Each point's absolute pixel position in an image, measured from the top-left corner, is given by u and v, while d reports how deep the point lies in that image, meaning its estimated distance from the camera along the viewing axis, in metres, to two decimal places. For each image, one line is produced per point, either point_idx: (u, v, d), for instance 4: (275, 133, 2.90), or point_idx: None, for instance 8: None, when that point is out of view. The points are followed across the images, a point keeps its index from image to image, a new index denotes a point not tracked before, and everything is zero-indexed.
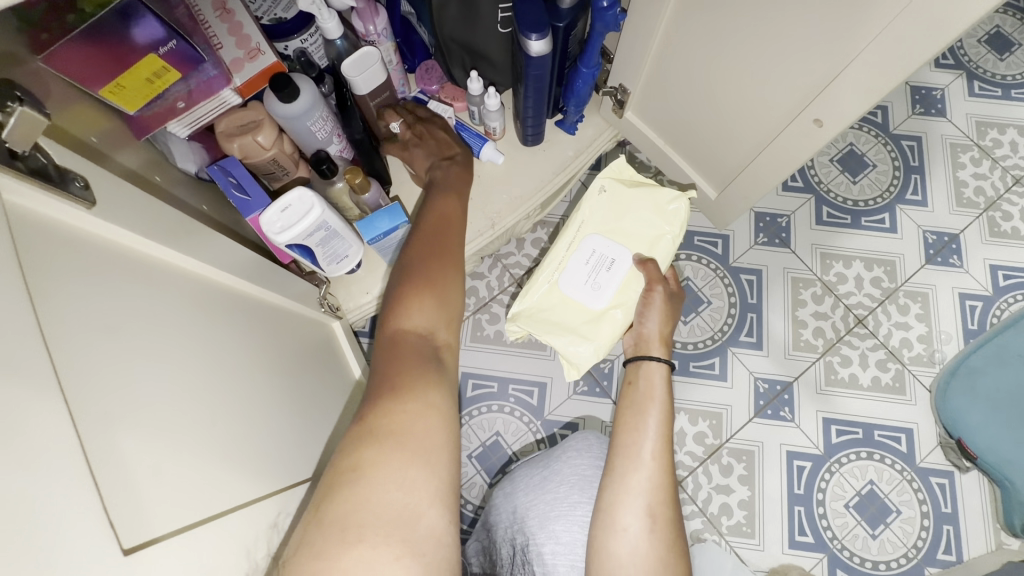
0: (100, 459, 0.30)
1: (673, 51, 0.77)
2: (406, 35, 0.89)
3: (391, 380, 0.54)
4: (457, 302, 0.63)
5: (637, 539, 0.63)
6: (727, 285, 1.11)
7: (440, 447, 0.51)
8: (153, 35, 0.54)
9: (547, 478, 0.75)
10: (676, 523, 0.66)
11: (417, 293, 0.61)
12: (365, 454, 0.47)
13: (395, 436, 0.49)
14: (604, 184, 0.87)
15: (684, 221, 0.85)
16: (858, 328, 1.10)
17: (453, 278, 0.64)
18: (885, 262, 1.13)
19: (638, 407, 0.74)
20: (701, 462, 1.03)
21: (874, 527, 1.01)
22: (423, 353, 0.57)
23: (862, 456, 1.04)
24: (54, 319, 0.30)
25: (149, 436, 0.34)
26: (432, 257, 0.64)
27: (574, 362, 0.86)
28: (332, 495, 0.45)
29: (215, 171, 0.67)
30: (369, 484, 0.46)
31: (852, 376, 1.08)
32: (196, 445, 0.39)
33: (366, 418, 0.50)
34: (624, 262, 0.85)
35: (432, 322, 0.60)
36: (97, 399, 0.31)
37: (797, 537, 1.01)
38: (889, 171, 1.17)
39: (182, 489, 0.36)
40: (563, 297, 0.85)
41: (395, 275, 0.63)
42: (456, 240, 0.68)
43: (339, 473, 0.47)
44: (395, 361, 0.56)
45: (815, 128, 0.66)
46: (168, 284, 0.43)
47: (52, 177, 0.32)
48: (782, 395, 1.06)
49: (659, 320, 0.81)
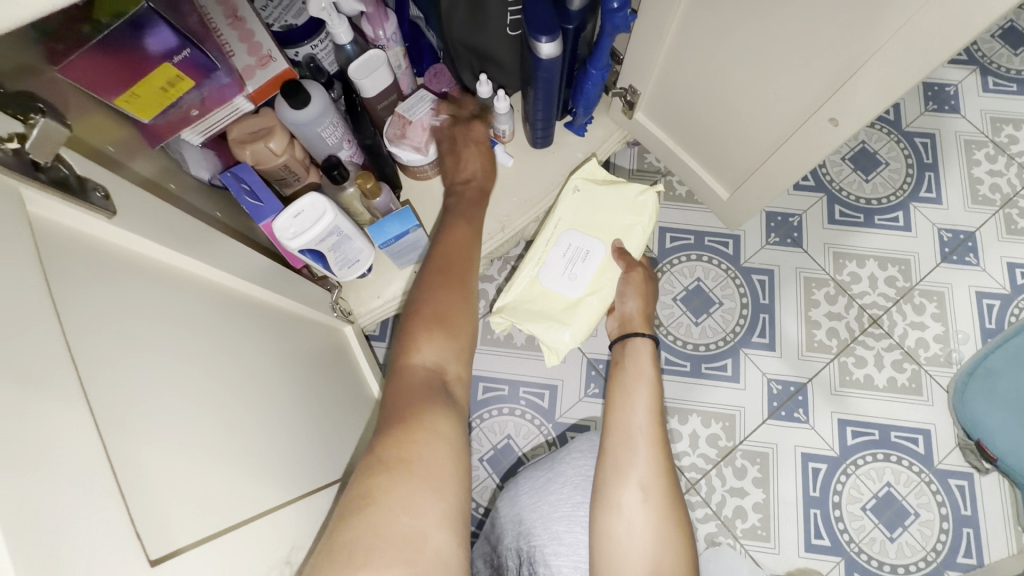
0: (122, 466, 0.30)
1: (685, 51, 0.76)
2: (415, 39, 0.90)
3: (402, 412, 0.54)
4: (468, 335, 0.64)
5: (631, 514, 0.63)
6: (738, 285, 1.10)
7: (446, 475, 0.50)
8: (165, 44, 0.54)
9: (551, 480, 0.74)
10: (673, 499, 0.66)
11: (428, 325, 0.61)
12: (376, 482, 0.47)
13: (403, 464, 0.49)
14: (578, 184, 0.87)
15: (654, 213, 0.85)
16: (873, 328, 1.09)
17: (465, 313, 0.65)
18: (900, 261, 1.11)
19: (626, 387, 0.73)
20: (715, 465, 1.02)
21: (892, 530, 1.00)
22: (431, 385, 0.57)
23: (878, 458, 1.02)
24: (73, 327, 0.30)
25: (168, 443, 0.34)
26: (441, 285, 0.65)
27: (553, 348, 0.84)
28: (341, 523, 0.45)
29: (227, 177, 0.67)
30: (378, 512, 0.45)
31: (867, 377, 1.06)
32: (214, 452, 0.39)
33: (377, 448, 0.50)
34: (596, 252, 0.84)
35: (444, 356, 0.60)
36: (118, 408, 0.31)
37: (813, 540, 0.99)
38: (902, 169, 1.16)
39: (203, 494, 0.36)
40: (542, 291, 0.85)
41: (405, 310, 0.64)
42: (468, 270, 0.68)
43: (347, 503, 0.46)
44: (407, 393, 0.56)
45: (830, 127, 0.66)
46: (183, 290, 0.43)
47: (73, 187, 0.32)
48: (796, 397, 1.05)
49: (634, 307, 0.82)
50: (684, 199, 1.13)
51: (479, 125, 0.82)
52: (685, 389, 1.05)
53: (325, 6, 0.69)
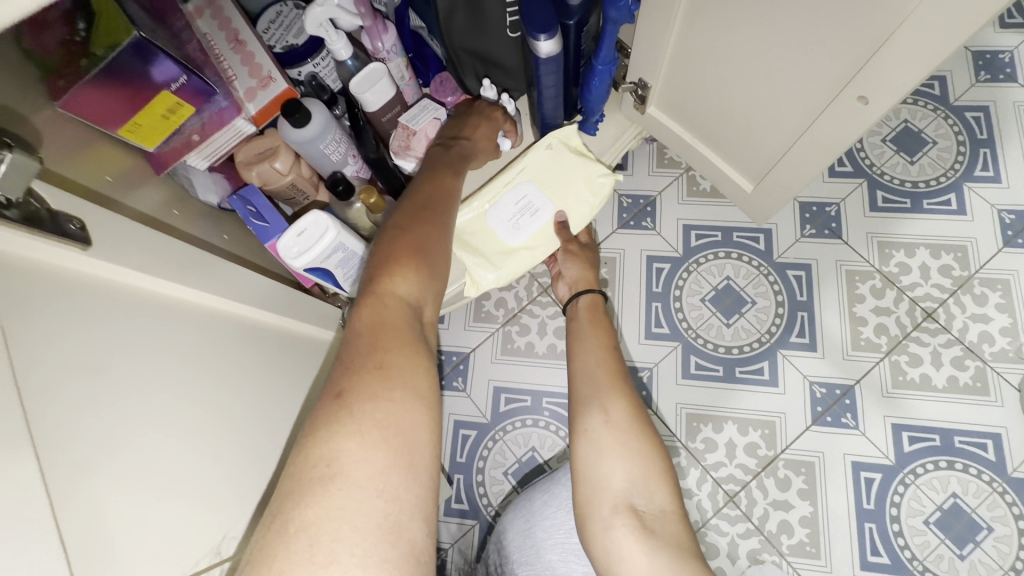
0: (67, 514, 0.29)
1: (694, 38, 0.72)
2: (418, 49, 0.88)
3: (377, 354, 0.48)
4: (444, 273, 0.60)
5: (598, 435, 0.63)
6: (772, 282, 1.03)
7: (421, 449, 0.45)
8: (169, 74, 0.55)
9: (545, 504, 0.72)
10: (640, 419, 0.64)
11: (406, 259, 0.56)
12: (343, 445, 0.42)
13: (381, 427, 0.44)
14: (553, 143, 0.81)
15: (605, 198, 0.81)
16: (927, 322, 0.99)
17: (442, 252, 0.60)
18: (955, 248, 1.01)
19: (580, 333, 0.74)
20: (755, 476, 0.95)
21: (961, 547, 0.90)
22: (409, 323, 0.52)
23: (941, 466, 0.93)
24: (30, 370, 0.30)
25: (126, 488, 0.34)
26: (423, 223, 0.60)
27: (473, 279, 0.80)
28: (302, 491, 0.40)
29: (235, 201, 0.68)
30: (339, 489, 0.40)
31: (923, 377, 0.97)
32: (171, 484, 0.38)
33: (346, 395, 0.45)
34: (545, 216, 0.81)
35: (421, 294, 0.56)
36: (73, 447, 0.31)
37: (869, 558, 0.91)
38: (952, 147, 1.06)
39: (163, 532, 0.36)
40: (482, 225, 0.80)
41: (381, 239, 0.59)
42: (444, 210, 0.63)
43: (310, 464, 0.41)
44: (382, 330, 0.50)
45: (860, 106, 0.60)
46: (170, 318, 0.43)
47: (43, 220, 0.33)
48: (843, 400, 0.97)
49: (577, 272, 0.82)
50: (708, 194, 1.07)
51: (501, 111, 0.79)
52: (718, 395, 0.99)
53: (322, 22, 0.69)
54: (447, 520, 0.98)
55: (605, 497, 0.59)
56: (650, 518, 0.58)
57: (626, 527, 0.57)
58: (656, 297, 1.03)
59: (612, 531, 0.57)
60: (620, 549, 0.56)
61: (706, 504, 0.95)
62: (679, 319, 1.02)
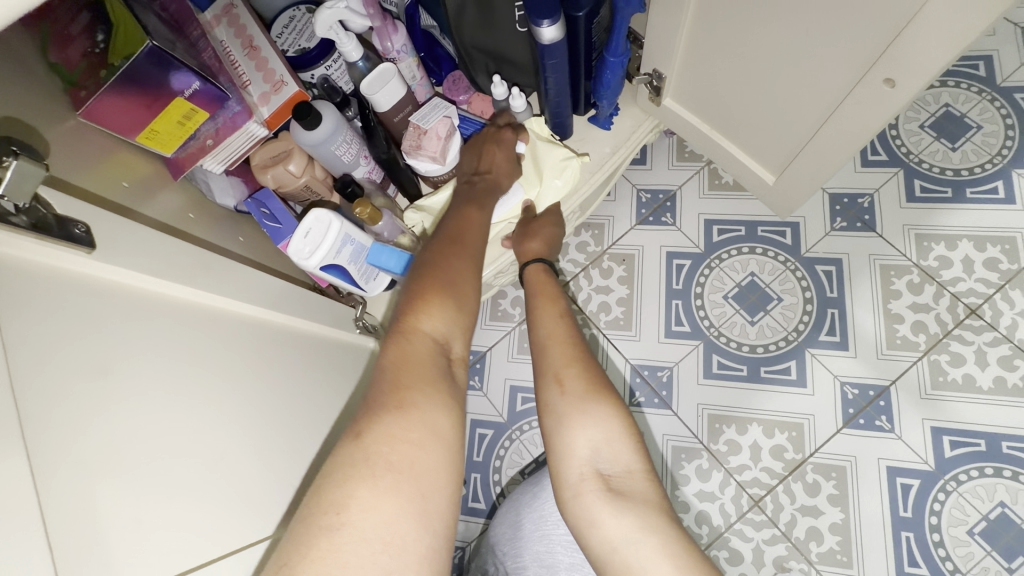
0: (54, 508, 0.31)
1: (707, 26, 0.69)
2: (430, 49, 0.88)
3: (396, 392, 0.48)
4: (474, 310, 0.59)
5: (559, 408, 0.61)
6: (799, 278, 0.98)
7: (434, 496, 0.44)
8: (186, 82, 0.57)
9: (537, 495, 0.71)
10: (598, 383, 0.62)
11: (435, 294, 0.56)
12: (355, 491, 0.41)
13: (395, 471, 0.43)
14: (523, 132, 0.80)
15: (575, 179, 0.81)
16: (971, 319, 0.93)
17: (472, 285, 0.60)
18: (1002, 240, 0.94)
19: (531, 305, 0.72)
20: (781, 480, 0.92)
21: (1010, 559, 0.84)
22: (435, 359, 0.53)
23: (987, 473, 0.87)
24: (28, 373, 0.31)
25: (121, 483, 0.35)
26: (453, 254, 0.61)
27: None
28: (307, 544, 0.39)
29: (251, 204, 0.71)
30: (338, 544, 0.39)
31: (966, 378, 0.91)
32: (168, 479, 0.39)
33: (365, 435, 0.45)
34: (515, 198, 0.79)
35: (449, 330, 0.56)
36: (67, 445, 0.33)
37: (906, 568, 0.86)
38: (999, 132, 0.98)
39: (156, 526, 0.37)
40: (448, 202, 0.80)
41: (413, 273, 0.60)
42: (477, 248, 0.64)
43: (321, 510, 0.40)
44: (405, 367, 0.51)
45: (887, 90, 0.57)
46: (177, 320, 0.45)
47: (49, 226, 0.35)
48: (876, 402, 0.92)
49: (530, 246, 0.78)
50: (731, 187, 1.03)
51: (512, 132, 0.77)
52: (740, 396, 0.95)
53: (331, 25, 0.69)
54: (464, 520, 0.98)
55: (571, 465, 0.58)
56: (617, 481, 0.56)
57: (594, 492, 0.55)
58: (676, 295, 1.00)
59: (581, 499, 0.56)
60: (591, 516, 0.55)
61: (730, 508, 0.92)
62: (701, 318, 0.99)
